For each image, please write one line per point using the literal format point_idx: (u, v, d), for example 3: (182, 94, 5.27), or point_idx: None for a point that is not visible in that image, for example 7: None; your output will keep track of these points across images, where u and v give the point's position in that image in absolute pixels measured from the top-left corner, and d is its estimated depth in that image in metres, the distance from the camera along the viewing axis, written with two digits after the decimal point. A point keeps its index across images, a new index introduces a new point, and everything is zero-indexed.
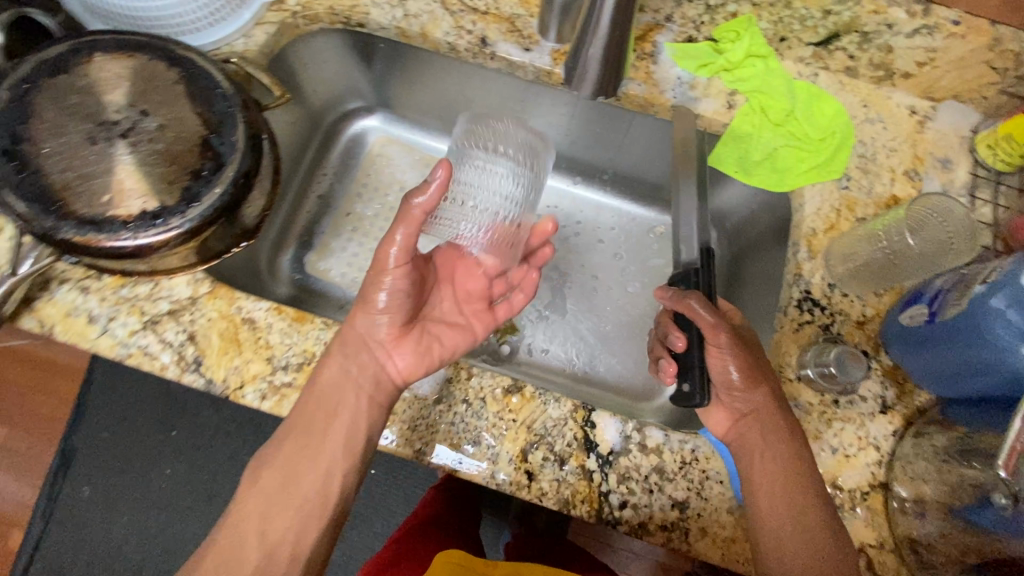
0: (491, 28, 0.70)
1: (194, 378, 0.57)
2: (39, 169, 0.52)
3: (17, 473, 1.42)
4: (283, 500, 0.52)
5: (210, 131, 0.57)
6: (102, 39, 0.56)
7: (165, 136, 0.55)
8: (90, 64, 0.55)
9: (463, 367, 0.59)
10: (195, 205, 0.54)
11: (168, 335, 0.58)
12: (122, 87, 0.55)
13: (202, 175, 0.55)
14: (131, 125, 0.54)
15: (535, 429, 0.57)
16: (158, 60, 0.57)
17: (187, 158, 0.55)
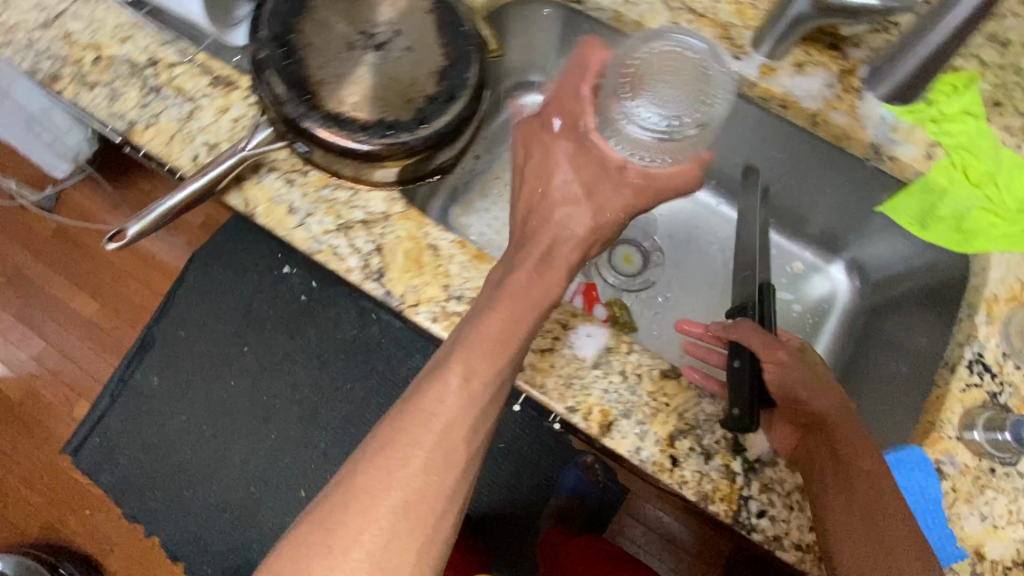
0: (704, 31, 0.72)
1: (375, 287, 0.61)
2: (300, 60, 0.55)
3: (99, 348, 1.50)
4: (434, 444, 0.50)
5: (448, 63, 0.59)
6: None
7: (411, 58, 0.58)
8: None
9: (625, 340, 0.59)
10: (423, 126, 0.57)
11: (358, 242, 0.62)
12: (382, 6, 0.59)
13: (437, 101, 0.58)
14: (384, 41, 0.58)
15: (686, 417, 0.57)
16: None
17: (426, 82, 0.58)
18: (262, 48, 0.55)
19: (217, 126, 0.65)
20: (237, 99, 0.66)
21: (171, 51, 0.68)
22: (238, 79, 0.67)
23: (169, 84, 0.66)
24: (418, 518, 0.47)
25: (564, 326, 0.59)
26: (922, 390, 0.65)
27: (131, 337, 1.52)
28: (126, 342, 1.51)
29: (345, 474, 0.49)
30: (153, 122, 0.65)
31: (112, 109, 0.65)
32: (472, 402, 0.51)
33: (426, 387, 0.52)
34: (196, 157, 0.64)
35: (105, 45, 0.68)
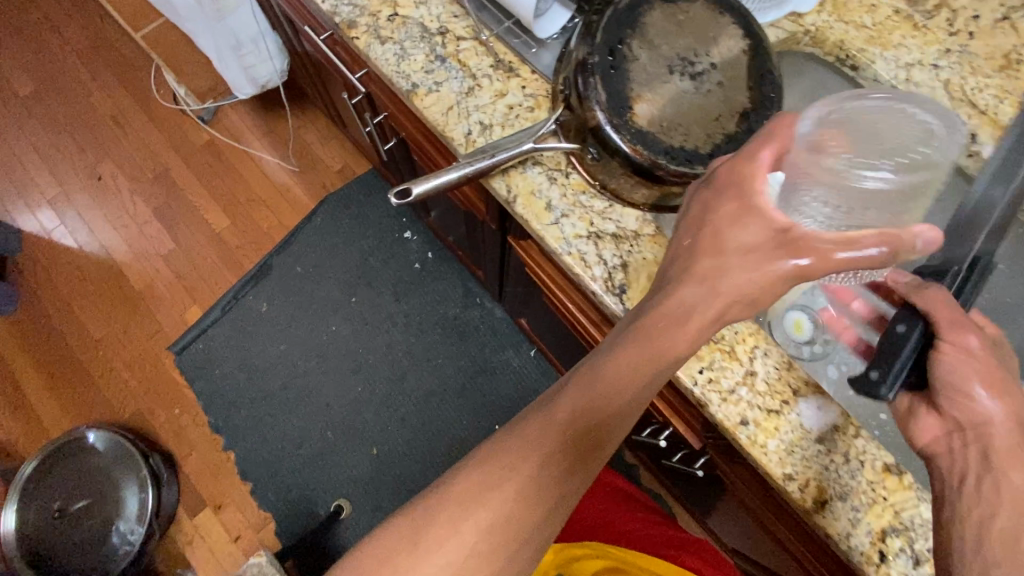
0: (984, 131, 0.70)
1: (614, 302, 0.61)
2: (625, 74, 0.56)
3: (221, 262, 1.57)
4: (554, 444, 0.46)
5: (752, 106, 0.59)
6: None
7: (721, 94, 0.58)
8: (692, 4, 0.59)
9: (853, 422, 0.58)
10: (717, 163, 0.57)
11: (605, 254, 0.62)
12: (705, 36, 0.59)
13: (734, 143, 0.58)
14: (701, 72, 0.58)
15: (903, 518, 0.56)
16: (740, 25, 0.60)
17: (729, 121, 0.58)
18: (592, 53, 0.56)
19: (493, 108, 0.67)
20: (515, 87, 0.68)
21: (461, 25, 0.70)
22: (520, 67, 0.68)
23: (454, 56, 0.68)
24: (522, 515, 0.46)
25: (794, 391, 0.59)
26: None
27: (252, 260, 1.57)
28: (246, 263, 1.57)
29: (461, 466, 0.48)
30: (434, 90, 0.67)
31: (400, 68, 0.68)
32: (599, 417, 0.47)
33: (567, 387, 0.48)
34: (469, 132, 0.66)
35: (401, 4, 0.70)
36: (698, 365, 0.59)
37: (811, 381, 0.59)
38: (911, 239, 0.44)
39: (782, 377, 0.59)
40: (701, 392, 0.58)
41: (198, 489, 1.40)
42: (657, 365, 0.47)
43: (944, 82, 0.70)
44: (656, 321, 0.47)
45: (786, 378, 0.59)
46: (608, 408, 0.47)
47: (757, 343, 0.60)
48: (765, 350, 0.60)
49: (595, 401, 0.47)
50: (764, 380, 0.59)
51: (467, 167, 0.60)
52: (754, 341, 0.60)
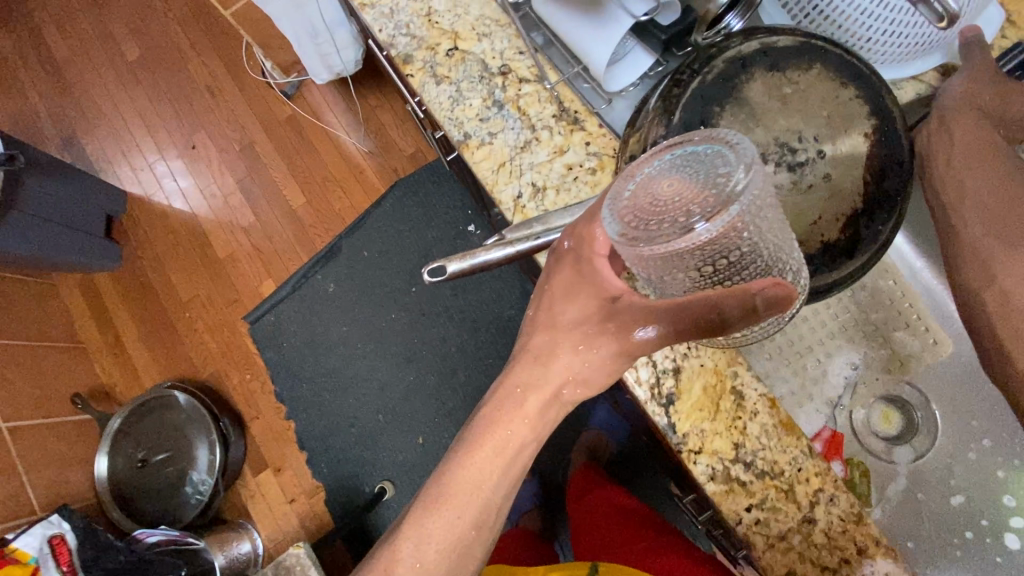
0: None
1: (658, 412, 0.54)
2: None
3: (294, 238, 1.63)
4: (461, 509, 0.52)
5: (863, 209, 0.48)
6: (833, 51, 0.48)
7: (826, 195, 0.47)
8: (806, 74, 0.47)
9: None
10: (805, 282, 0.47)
11: (656, 354, 0.55)
12: (817, 116, 0.47)
13: (829, 254, 0.48)
14: (804, 162, 0.47)
15: None
16: (868, 106, 0.47)
17: (830, 227, 0.48)
18: (667, 136, 0.46)
19: (550, 168, 0.60)
20: (578, 143, 0.59)
21: (526, 64, 0.61)
22: (586, 120, 0.60)
23: (514, 102, 0.61)
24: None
25: (860, 550, 0.50)
26: None
27: (323, 239, 1.62)
28: (317, 242, 1.62)
29: (380, 548, 0.54)
30: (488, 142, 0.61)
31: (453, 114, 0.62)
32: (473, 494, 0.52)
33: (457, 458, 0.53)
34: (519, 195, 0.59)
35: (462, 36, 0.63)
36: (747, 502, 0.52)
37: (884, 541, 0.50)
38: (738, 299, 0.44)
39: (847, 532, 0.51)
40: (745, 533, 0.51)
41: (261, 450, 1.53)
42: (513, 437, 0.52)
43: None
44: (510, 408, 0.52)
45: (854, 533, 0.51)
46: (477, 482, 0.52)
47: (823, 487, 0.51)
48: (832, 496, 0.51)
49: (468, 478, 0.52)
50: (824, 529, 0.51)
51: (510, 246, 0.54)
52: (820, 483, 0.51)
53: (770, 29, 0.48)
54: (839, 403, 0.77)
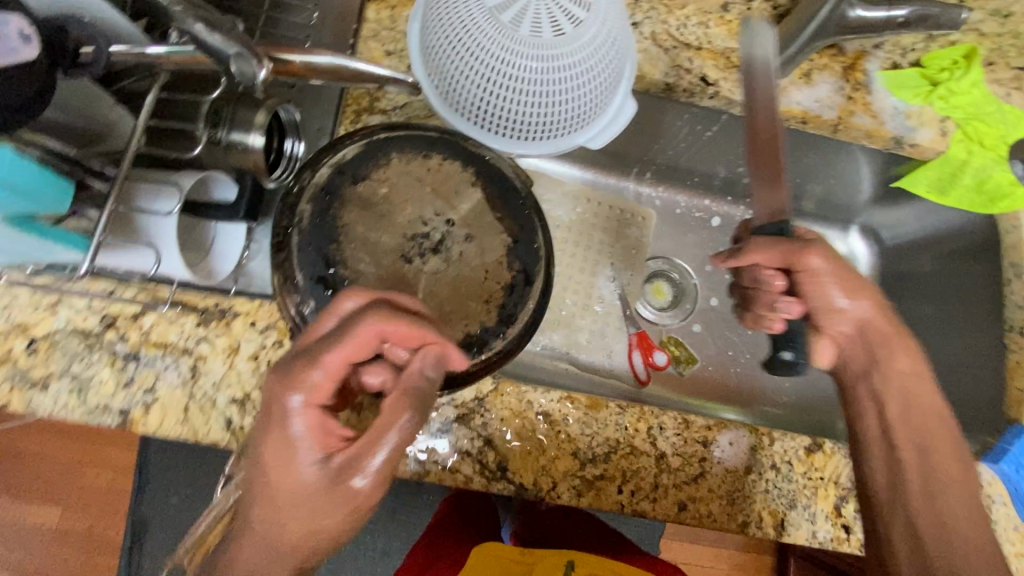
0: (708, 66, 0.66)
1: (504, 485, 0.54)
2: (358, 296, 0.45)
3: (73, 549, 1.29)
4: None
5: (513, 238, 0.51)
6: (394, 134, 0.49)
7: (475, 248, 0.49)
8: (388, 166, 0.48)
9: (765, 432, 0.58)
10: (513, 324, 0.49)
11: (464, 443, 0.54)
12: (410, 187, 0.48)
13: (515, 289, 0.50)
14: (440, 237, 0.48)
15: (842, 483, 0.58)
16: (454, 157, 0.50)
17: (500, 271, 0.50)
18: (304, 299, 0.43)
19: (237, 374, 0.52)
20: (244, 331, 0.53)
21: (127, 300, 0.52)
22: (234, 304, 0.53)
23: (146, 343, 0.52)
24: None
25: (705, 442, 0.57)
26: (977, 345, 0.72)
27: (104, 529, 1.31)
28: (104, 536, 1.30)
29: None
30: (152, 401, 0.51)
31: (91, 404, 0.50)
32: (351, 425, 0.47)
33: None
34: (230, 422, 0.51)
35: (31, 323, 0.51)
36: (614, 486, 0.55)
37: (714, 423, 0.57)
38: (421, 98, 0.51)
39: (687, 438, 0.57)
40: (633, 508, 0.55)
41: None
42: None
43: (651, 38, 0.66)
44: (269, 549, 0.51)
45: (692, 437, 0.57)
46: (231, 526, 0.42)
47: (650, 424, 0.57)
48: (660, 425, 0.57)
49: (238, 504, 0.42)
50: (673, 452, 0.56)
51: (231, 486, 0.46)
52: (646, 423, 0.56)
53: (327, 146, 0.47)
54: (627, 311, 0.87)
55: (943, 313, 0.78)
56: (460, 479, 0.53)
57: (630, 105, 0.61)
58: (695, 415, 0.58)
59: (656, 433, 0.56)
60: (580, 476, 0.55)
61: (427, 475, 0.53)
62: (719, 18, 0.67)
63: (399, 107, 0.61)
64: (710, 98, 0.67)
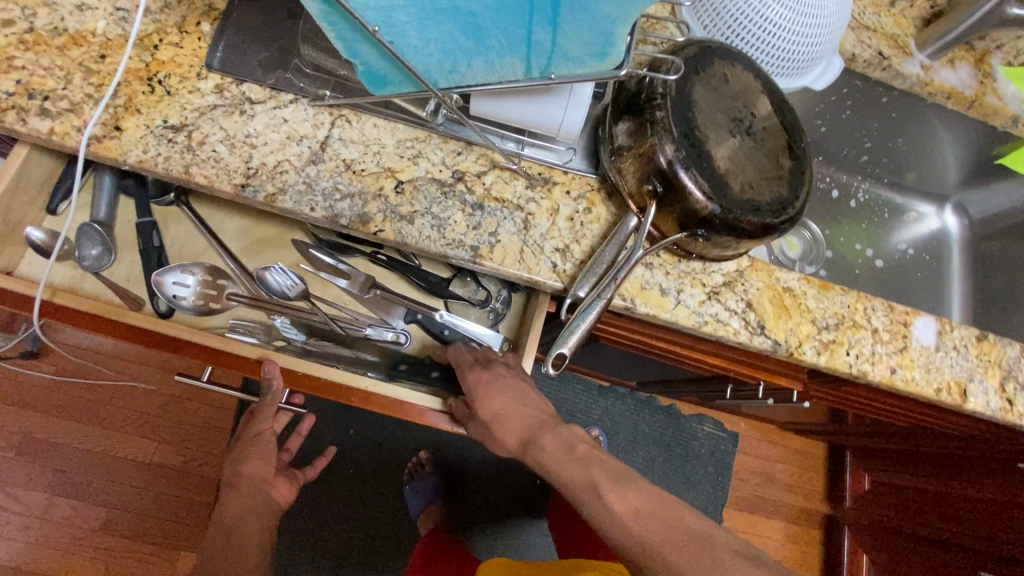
0: (883, 45, 0.84)
1: (763, 339, 0.65)
2: (708, 153, 0.57)
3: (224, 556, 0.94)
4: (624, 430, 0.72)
5: (791, 138, 0.64)
6: (714, 47, 0.63)
7: (771, 138, 0.62)
8: (714, 66, 0.61)
9: (946, 321, 0.72)
10: (799, 198, 0.62)
11: (731, 304, 0.65)
12: (735, 90, 0.62)
13: (798, 174, 0.63)
14: (750, 124, 0.61)
15: (1004, 365, 0.72)
16: (752, 70, 0.64)
17: (786, 158, 0.63)
18: (677, 148, 0.55)
19: (558, 228, 0.63)
20: (562, 196, 0.64)
21: (472, 161, 0.62)
22: (554, 175, 0.64)
23: (488, 197, 0.62)
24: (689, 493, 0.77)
25: (906, 323, 0.70)
26: None
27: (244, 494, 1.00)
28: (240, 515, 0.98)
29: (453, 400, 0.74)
30: (496, 242, 0.60)
31: (449, 239, 0.59)
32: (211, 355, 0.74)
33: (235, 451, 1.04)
34: (556, 266, 0.61)
35: (399, 168, 0.60)
36: (843, 350, 0.67)
37: (912, 309, 0.71)
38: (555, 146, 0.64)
39: (893, 318, 0.70)
40: (858, 368, 0.67)
41: None
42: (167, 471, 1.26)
43: None
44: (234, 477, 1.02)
45: (896, 318, 0.70)
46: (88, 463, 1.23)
47: (864, 304, 0.70)
48: (873, 306, 0.70)
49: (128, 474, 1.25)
50: (884, 327, 0.69)
51: (601, 301, 0.57)
52: (862, 304, 0.70)
53: (676, 46, 0.60)
54: (774, 255, 0.98)
55: None
56: (731, 330, 0.65)
57: (835, 63, 0.79)
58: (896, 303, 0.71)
59: (871, 314, 0.70)
60: (818, 338, 0.67)
61: (703, 325, 0.64)
62: (886, 11, 0.86)
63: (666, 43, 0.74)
64: (881, 70, 0.84)
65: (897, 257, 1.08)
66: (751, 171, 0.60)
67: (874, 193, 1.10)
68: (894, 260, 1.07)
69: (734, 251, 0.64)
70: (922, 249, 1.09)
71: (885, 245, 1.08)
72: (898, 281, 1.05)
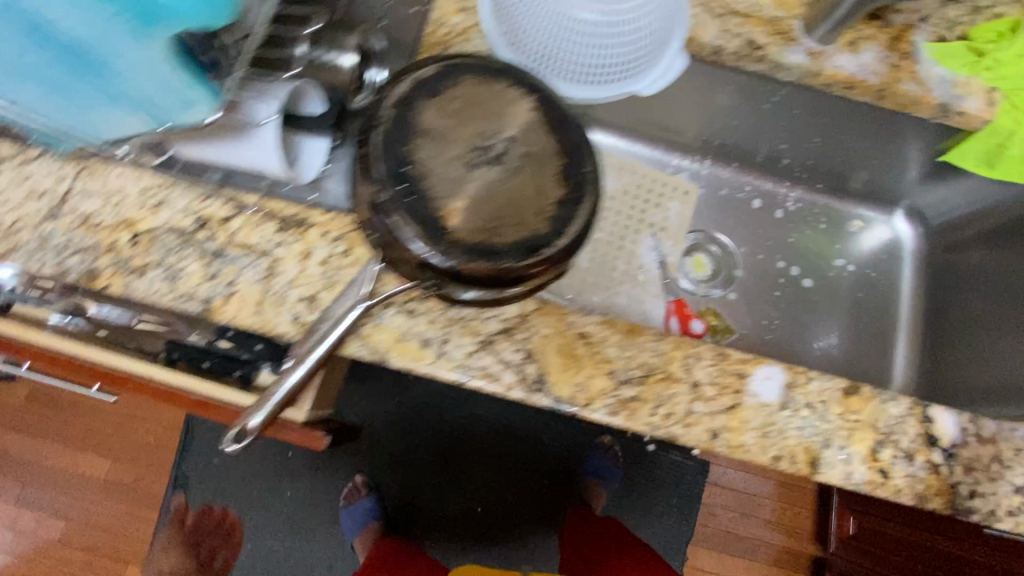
0: (757, 31, 0.69)
1: (543, 396, 0.56)
2: (425, 192, 0.49)
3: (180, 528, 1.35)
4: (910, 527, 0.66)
5: (569, 161, 0.54)
6: (467, 62, 0.54)
7: (534, 165, 0.53)
8: (459, 86, 0.53)
9: (800, 371, 0.59)
10: (565, 236, 0.52)
11: (507, 355, 0.57)
12: (488, 112, 0.53)
13: (569, 206, 0.53)
14: (502, 151, 0.52)
15: (880, 427, 0.58)
16: (517, 85, 0.55)
17: (554, 187, 0.53)
18: (379, 189, 0.48)
19: (307, 274, 0.58)
20: (317, 239, 0.58)
21: (219, 205, 0.59)
22: (309, 215, 0.59)
23: (232, 243, 0.58)
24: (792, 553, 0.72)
25: (741, 376, 0.58)
26: None
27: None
28: None
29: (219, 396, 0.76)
30: (233, 293, 0.57)
31: (180, 292, 0.56)
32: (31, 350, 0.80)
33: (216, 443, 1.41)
34: (298, 316, 0.56)
35: (137, 219, 0.58)
36: (648, 409, 0.57)
37: (749, 357, 0.58)
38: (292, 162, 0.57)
39: (723, 369, 0.58)
40: (666, 431, 0.56)
41: None
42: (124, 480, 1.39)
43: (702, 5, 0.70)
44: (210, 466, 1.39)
45: (727, 369, 0.58)
46: (61, 470, 1.38)
47: (685, 352, 0.58)
48: (697, 354, 0.58)
49: (93, 480, 1.39)
50: (708, 381, 0.58)
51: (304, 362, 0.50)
52: (682, 351, 0.58)
53: (410, 66, 0.53)
54: (666, 278, 0.89)
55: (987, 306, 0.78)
56: (504, 384, 0.57)
57: (679, 61, 0.66)
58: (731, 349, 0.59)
59: (694, 364, 0.58)
60: (615, 394, 0.57)
61: (469, 379, 0.57)
62: None
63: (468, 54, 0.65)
64: (755, 63, 0.70)
65: (834, 275, 0.91)
66: (494, 206, 0.51)
67: (809, 199, 0.93)
68: (831, 279, 0.91)
69: (504, 296, 0.56)
70: (870, 264, 0.91)
71: (821, 261, 0.91)
72: (831, 305, 0.89)
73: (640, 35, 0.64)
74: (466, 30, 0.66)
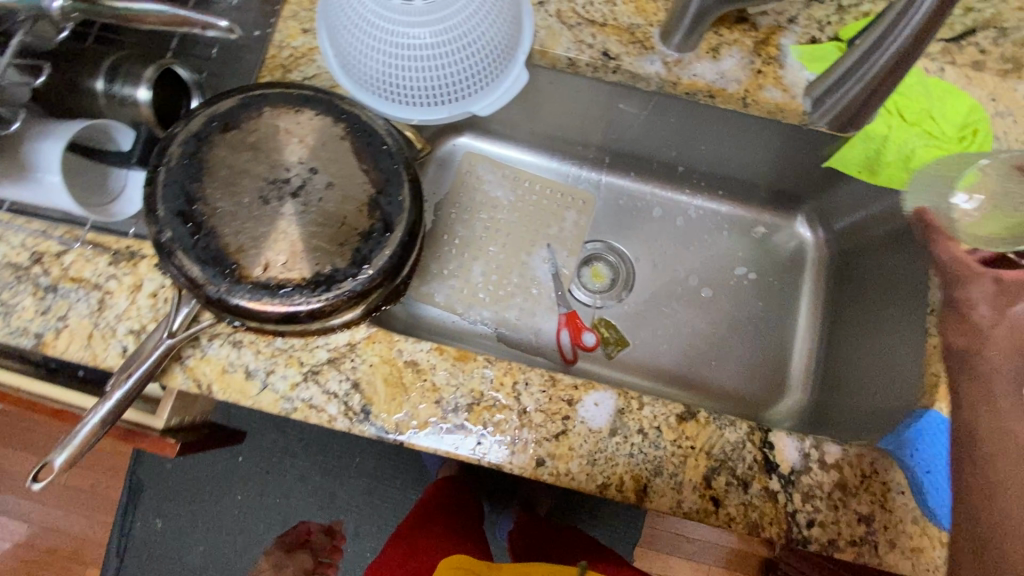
0: (612, 41, 0.67)
1: (365, 426, 0.56)
2: (211, 230, 0.49)
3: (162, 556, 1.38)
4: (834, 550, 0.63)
5: (377, 191, 0.53)
6: (272, 94, 0.54)
7: (336, 197, 0.52)
8: (260, 120, 0.53)
9: (633, 396, 0.58)
10: (366, 268, 0.51)
11: (332, 385, 0.57)
12: (290, 145, 0.52)
13: (372, 236, 0.52)
14: (301, 184, 0.52)
15: (715, 453, 0.56)
16: (325, 115, 0.54)
17: (357, 218, 0.52)
18: (162, 229, 0.49)
19: (136, 308, 0.58)
20: (148, 271, 0.59)
21: (54, 239, 0.60)
22: (141, 247, 0.60)
23: (64, 277, 0.59)
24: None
25: (570, 402, 0.57)
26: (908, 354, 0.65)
27: None
28: None
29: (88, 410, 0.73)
30: (62, 326, 0.58)
31: (12, 327, 0.58)
32: None
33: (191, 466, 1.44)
34: (125, 349, 0.57)
35: None
36: (473, 437, 0.56)
37: (579, 383, 0.57)
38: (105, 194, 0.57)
39: (552, 395, 0.57)
40: (491, 459, 0.56)
41: None
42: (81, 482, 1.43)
43: (555, 15, 0.68)
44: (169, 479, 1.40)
45: (557, 395, 0.57)
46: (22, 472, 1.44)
47: (515, 378, 0.58)
48: (527, 380, 0.58)
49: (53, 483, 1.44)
50: (536, 408, 0.57)
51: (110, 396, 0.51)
52: (512, 377, 0.58)
53: (208, 101, 0.52)
54: (560, 292, 0.87)
55: (876, 317, 0.74)
56: (327, 414, 0.56)
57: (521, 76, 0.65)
58: (564, 375, 0.58)
59: (524, 391, 0.57)
60: (440, 422, 0.56)
61: (292, 410, 0.57)
62: None
63: (308, 79, 0.64)
64: (613, 73, 0.68)
65: (735, 284, 0.88)
66: (289, 241, 0.50)
67: (712, 205, 0.90)
68: (731, 288, 0.88)
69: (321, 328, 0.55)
70: (773, 272, 0.88)
71: (721, 269, 0.89)
72: (729, 315, 0.86)
73: (473, 55, 0.61)
74: (310, 53, 0.66)
